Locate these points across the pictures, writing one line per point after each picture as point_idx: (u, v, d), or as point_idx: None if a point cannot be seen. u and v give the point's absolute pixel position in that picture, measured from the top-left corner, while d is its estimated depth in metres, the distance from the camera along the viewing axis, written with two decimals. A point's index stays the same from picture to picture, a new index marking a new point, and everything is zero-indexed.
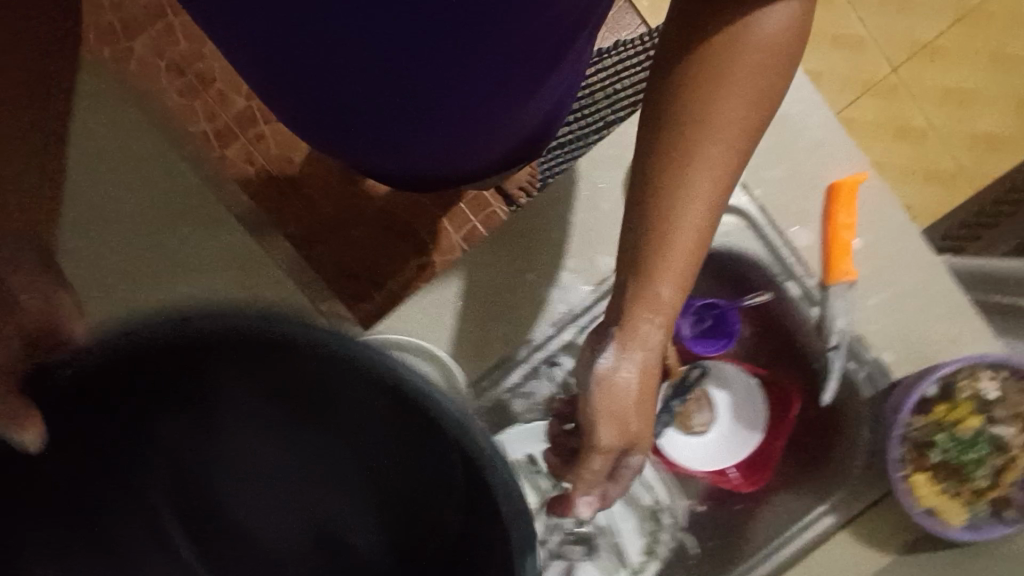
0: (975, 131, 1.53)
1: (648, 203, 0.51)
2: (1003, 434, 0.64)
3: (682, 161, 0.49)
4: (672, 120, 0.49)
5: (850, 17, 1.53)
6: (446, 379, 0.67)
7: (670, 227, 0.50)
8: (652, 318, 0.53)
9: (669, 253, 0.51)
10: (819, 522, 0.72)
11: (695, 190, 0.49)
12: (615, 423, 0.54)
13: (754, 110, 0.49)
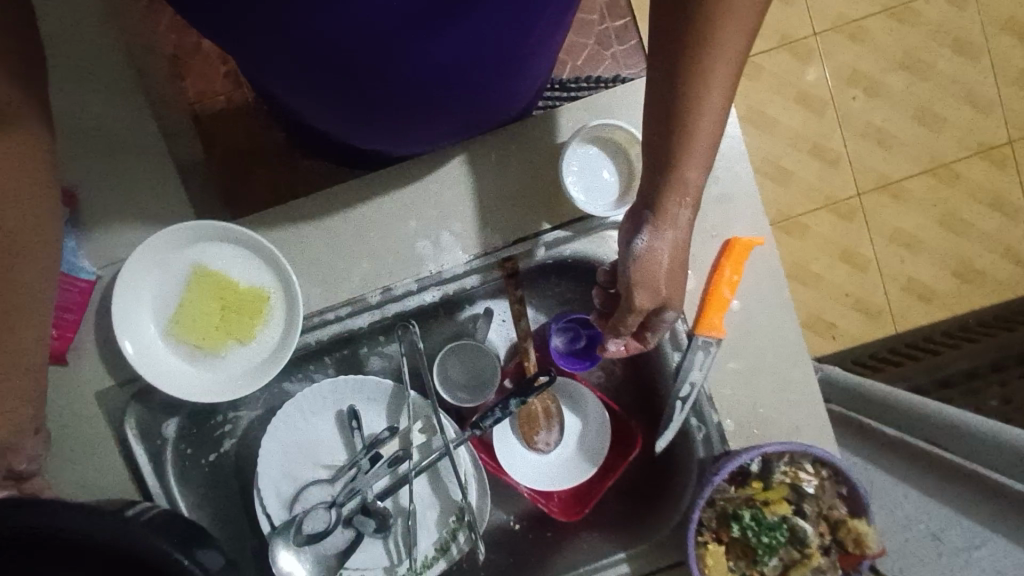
0: (913, 276, 1.58)
1: (676, 109, 0.53)
2: (804, 529, 0.63)
3: (697, 79, 0.51)
4: (681, 35, 0.50)
5: (833, 133, 1.58)
6: (283, 289, 0.62)
7: (697, 126, 0.53)
8: (681, 203, 0.57)
9: (701, 146, 0.54)
10: (614, 568, 0.70)
11: (716, 85, 0.51)
12: (651, 289, 0.59)
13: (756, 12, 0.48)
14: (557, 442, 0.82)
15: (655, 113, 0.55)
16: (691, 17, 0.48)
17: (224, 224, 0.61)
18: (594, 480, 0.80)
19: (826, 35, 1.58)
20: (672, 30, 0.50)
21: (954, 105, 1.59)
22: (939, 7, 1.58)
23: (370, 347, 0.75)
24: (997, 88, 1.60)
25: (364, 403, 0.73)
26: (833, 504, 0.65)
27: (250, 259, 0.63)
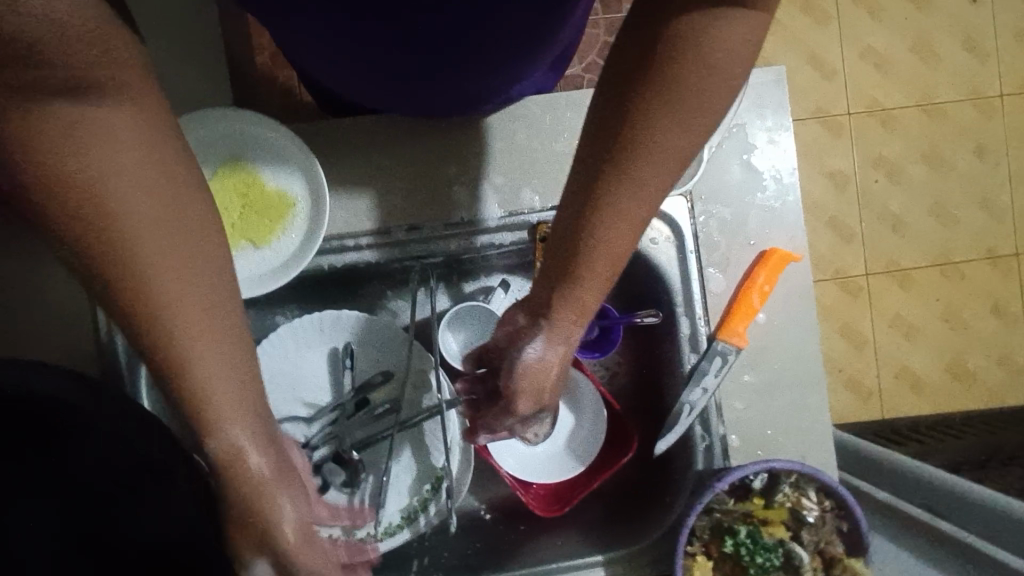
0: (907, 366, 1.36)
1: (586, 220, 0.46)
2: (800, 556, 0.60)
3: (608, 194, 0.44)
4: (605, 135, 0.43)
5: (917, 198, 1.37)
6: (311, 197, 0.60)
7: (601, 248, 0.46)
8: (575, 321, 0.51)
9: (605, 265, 0.47)
10: (591, 570, 0.66)
11: (629, 207, 0.45)
12: (534, 395, 0.53)
13: (695, 124, 0.42)
14: (546, 436, 0.78)
15: (564, 215, 0.48)
16: (620, 116, 0.42)
17: (270, 120, 0.60)
18: (577, 481, 0.76)
19: (860, 116, 1.37)
20: (601, 125, 0.44)
21: (968, 209, 1.38)
22: (970, 118, 1.38)
23: (374, 302, 0.73)
24: (1011, 203, 1.39)
25: (362, 346, 0.69)
26: (832, 539, 0.60)
27: (284, 160, 0.61)
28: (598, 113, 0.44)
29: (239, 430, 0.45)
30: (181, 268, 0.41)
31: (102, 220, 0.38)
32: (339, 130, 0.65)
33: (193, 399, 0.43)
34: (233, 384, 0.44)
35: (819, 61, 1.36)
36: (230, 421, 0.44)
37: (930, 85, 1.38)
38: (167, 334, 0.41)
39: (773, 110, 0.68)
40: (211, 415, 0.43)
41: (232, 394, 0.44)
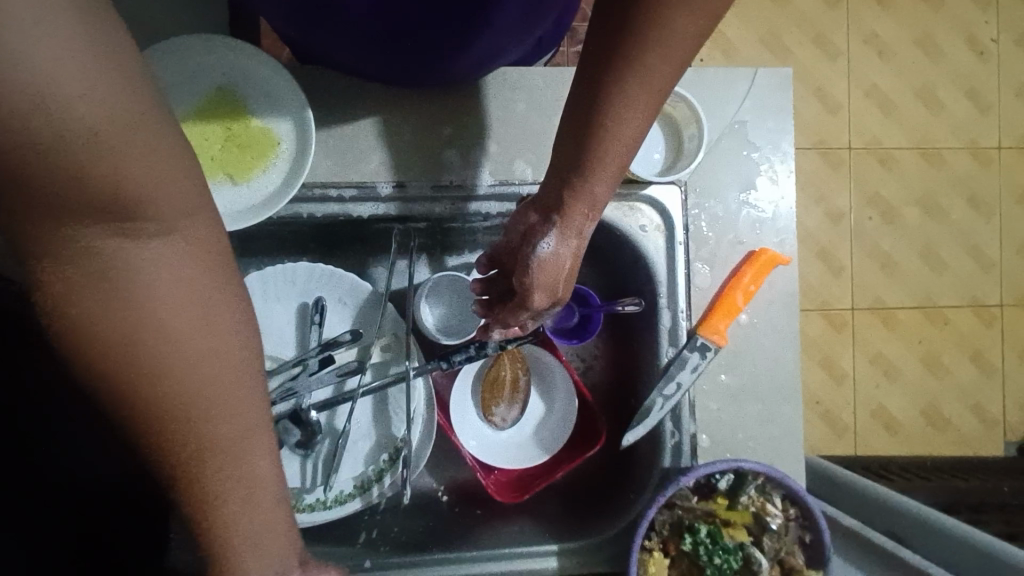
0: (883, 406, 1.35)
1: (603, 113, 0.47)
2: (760, 562, 0.57)
3: (621, 88, 0.45)
4: (617, 33, 0.44)
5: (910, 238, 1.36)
6: (298, 135, 0.59)
7: (615, 138, 0.48)
8: (589, 213, 0.52)
9: (615, 158, 0.49)
10: (542, 560, 0.63)
11: (639, 99, 0.46)
12: (548, 290, 0.54)
13: (701, 19, 0.42)
14: (513, 422, 0.76)
15: (578, 111, 0.48)
16: (628, 18, 0.43)
17: (262, 55, 0.59)
18: (540, 470, 0.73)
19: (859, 152, 1.36)
20: (609, 27, 0.44)
21: (957, 255, 1.37)
22: (966, 165, 1.38)
23: (352, 264, 0.71)
24: (999, 252, 1.38)
25: (334, 304, 0.67)
26: (792, 550, 0.59)
27: (273, 99, 0.59)
28: (611, 7, 0.43)
29: (243, 507, 0.39)
30: (176, 346, 0.35)
31: (110, 319, 0.34)
32: (331, 80, 0.63)
33: (210, 496, 0.38)
34: (242, 458, 0.39)
35: (825, 94, 1.35)
36: (231, 492, 0.39)
37: (931, 129, 1.37)
38: (188, 443, 0.36)
39: (776, 112, 0.67)
40: (212, 501, 0.38)
41: (236, 469, 0.38)
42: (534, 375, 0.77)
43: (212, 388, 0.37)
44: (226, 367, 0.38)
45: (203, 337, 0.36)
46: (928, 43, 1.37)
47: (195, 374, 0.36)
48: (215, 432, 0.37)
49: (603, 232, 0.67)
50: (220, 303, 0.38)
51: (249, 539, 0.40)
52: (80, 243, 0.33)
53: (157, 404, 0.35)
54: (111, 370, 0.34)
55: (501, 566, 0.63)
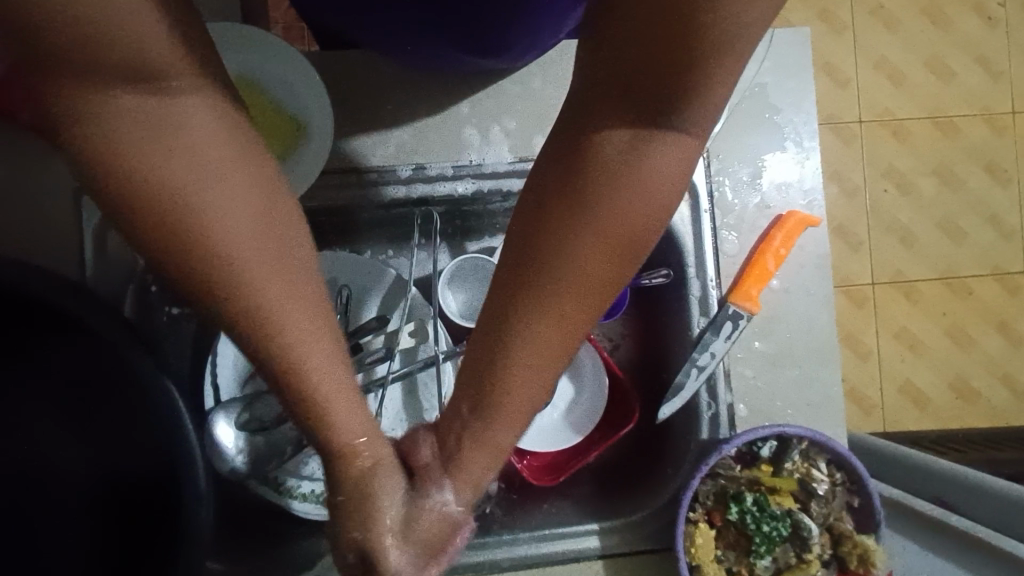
0: (910, 381, 1.32)
1: (501, 347, 0.39)
2: (808, 527, 0.56)
3: (535, 331, 0.38)
4: (533, 273, 0.38)
5: (928, 209, 1.34)
6: (317, 120, 0.58)
7: (510, 385, 0.39)
8: (482, 462, 0.42)
9: (516, 411, 0.40)
10: (584, 539, 0.62)
11: (551, 351, 0.39)
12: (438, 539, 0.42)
13: (617, 258, 0.37)
14: (543, 405, 0.75)
15: (469, 351, 0.41)
16: (538, 263, 0.37)
17: (279, 43, 0.59)
18: (574, 451, 0.73)
19: (871, 125, 1.34)
20: (520, 266, 0.38)
21: (978, 224, 1.34)
22: (980, 133, 1.35)
23: (374, 254, 0.70)
24: (1021, 220, 1.35)
25: (359, 292, 0.66)
26: (841, 515, 0.57)
27: (291, 84, 0.59)
28: (514, 238, 0.39)
29: (329, 375, 0.38)
30: (223, 215, 0.32)
31: (167, 196, 0.31)
32: (346, 67, 0.63)
33: (297, 359, 0.36)
34: (313, 340, 0.36)
35: (833, 69, 1.34)
36: (315, 367, 0.37)
37: (942, 99, 1.35)
38: (254, 313, 0.34)
39: (796, 74, 0.66)
40: (302, 365, 0.36)
41: (309, 350, 0.36)
42: None
43: (266, 260, 0.34)
44: (273, 239, 0.34)
45: (244, 207, 0.33)
46: (934, 13, 1.36)
47: (244, 248, 0.33)
48: (280, 311, 0.35)
49: None
50: (258, 172, 0.33)
51: (343, 402, 0.39)
52: (118, 116, 0.29)
53: (221, 269, 0.33)
54: (169, 240, 0.32)
55: (542, 547, 0.62)
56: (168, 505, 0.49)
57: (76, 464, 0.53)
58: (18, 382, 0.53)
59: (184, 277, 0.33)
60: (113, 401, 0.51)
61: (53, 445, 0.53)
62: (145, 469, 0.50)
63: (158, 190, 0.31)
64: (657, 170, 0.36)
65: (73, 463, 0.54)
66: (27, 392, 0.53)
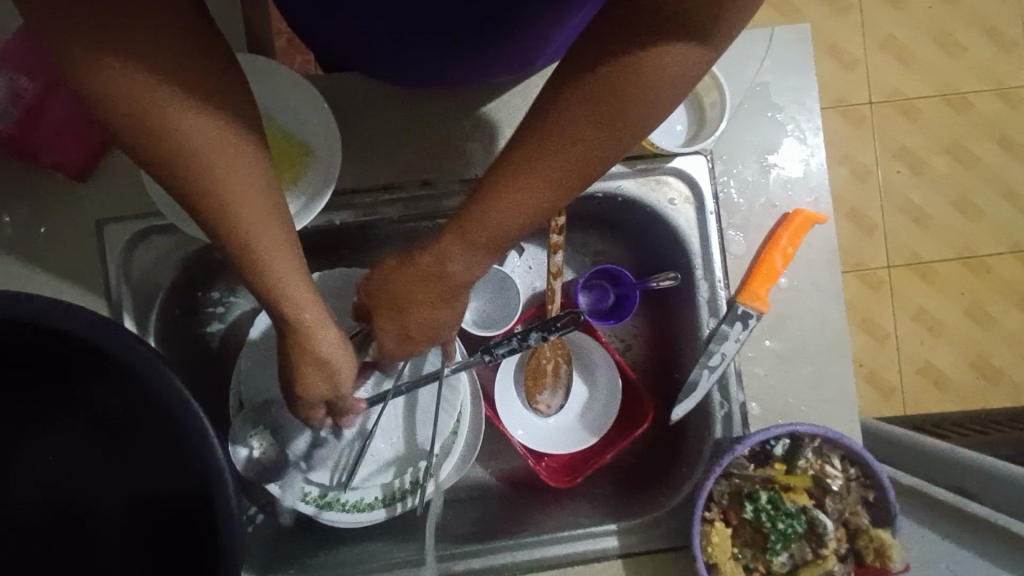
0: (931, 364, 1.28)
1: (494, 201, 0.45)
2: (824, 524, 0.57)
3: (523, 186, 0.44)
4: (538, 138, 0.43)
5: (944, 187, 1.31)
6: (323, 144, 0.60)
7: (478, 228, 0.46)
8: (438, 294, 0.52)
9: (485, 240, 0.47)
10: (603, 539, 0.63)
11: (539, 203, 0.45)
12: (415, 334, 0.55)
13: (612, 131, 0.42)
14: (558, 407, 0.76)
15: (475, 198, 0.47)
16: (545, 128, 0.42)
17: (282, 71, 0.60)
18: (590, 453, 0.73)
19: (880, 106, 1.32)
20: (535, 126, 0.43)
21: (994, 201, 1.31)
22: (993, 107, 1.32)
23: None
24: None
25: None
26: (857, 510, 0.58)
27: (299, 112, 0.61)
28: (539, 111, 0.43)
29: (286, 264, 0.46)
30: (206, 136, 0.39)
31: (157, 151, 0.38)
32: (351, 91, 0.64)
33: (262, 255, 0.44)
34: (276, 238, 0.45)
35: (839, 52, 1.32)
36: (272, 258, 0.45)
37: (953, 75, 1.32)
38: (230, 216, 0.42)
39: (797, 71, 0.66)
40: (275, 259, 0.45)
41: (271, 244, 0.44)
42: (574, 359, 0.76)
43: (236, 193, 0.41)
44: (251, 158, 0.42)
45: (224, 131, 0.40)
46: None
47: (225, 166, 0.40)
48: (251, 215, 0.42)
49: (630, 209, 0.67)
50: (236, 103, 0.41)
51: (297, 287, 0.47)
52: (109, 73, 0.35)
53: (213, 190, 0.40)
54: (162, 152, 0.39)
55: (563, 548, 0.63)
56: (197, 524, 0.51)
57: (113, 484, 0.56)
58: (56, 415, 0.55)
59: (173, 182, 0.40)
60: (140, 425, 0.53)
61: (92, 468, 0.56)
62: (175, 489, 0.53)
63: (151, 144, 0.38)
64: (634, 86, 0.40)
65: (107, 485, 0.56)
66: (59, 421, 0.56)
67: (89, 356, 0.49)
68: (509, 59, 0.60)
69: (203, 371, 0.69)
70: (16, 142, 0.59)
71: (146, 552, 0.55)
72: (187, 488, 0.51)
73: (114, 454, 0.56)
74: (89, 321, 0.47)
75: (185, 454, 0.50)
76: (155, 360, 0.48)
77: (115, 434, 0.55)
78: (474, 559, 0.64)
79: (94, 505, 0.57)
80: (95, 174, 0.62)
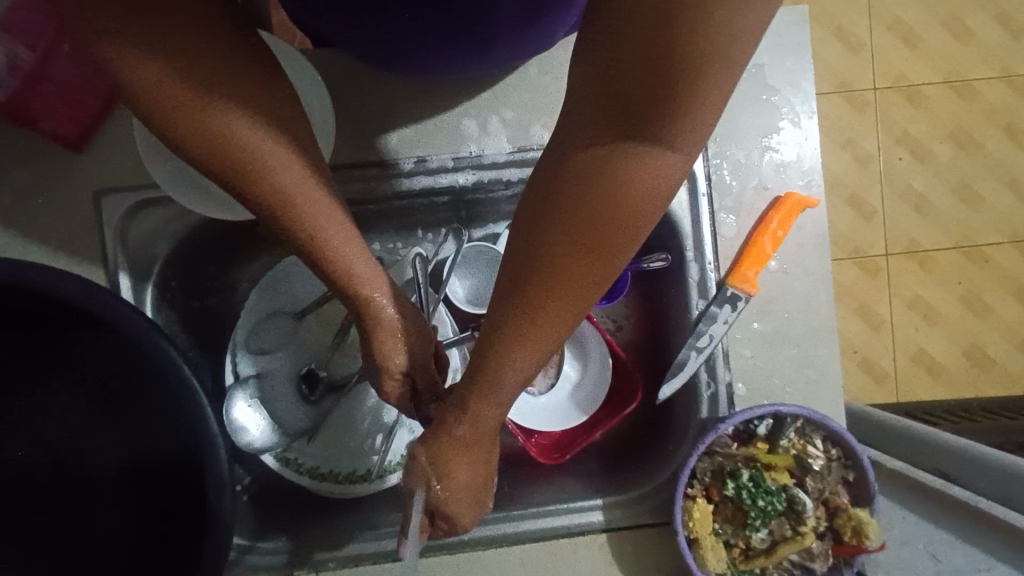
0: (924, 350, 1.29)
1: (495, 352, 0.42)
2: (803, 502, 0.59)
3: (517, 334, 0.41)
4: (523, 283, 0.40)
5: (945, 175, 1.30)
6: (319, 120, 0.60)
7: (504, 367, 0.43)
8: (457, 419, 0.47)
9: (498, 389, 0.44)
10: (588, 514, 0.65)
11: (532, 346, 0.42)
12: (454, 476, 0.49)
13: (591, 266, 0.38)
14: (550, 385, 0.77)
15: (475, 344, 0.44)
16: (526, 276, 0.39)
17: (279, 45, 0.61)
18: (579, 430, 0.75)
19: (886, 91, 1.30)
20: (513, 275, 0.40)
21: (996, 190, 1.30)
22: (999, 95, 1.31)
23: (382, 246, 0.73)
24: None
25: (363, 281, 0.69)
26: (836, 490, 0.60)
27: (294, 85, 0.61)
28: (514, 252, 0.40)
29: (353, 249, 0.45)
30: (262, 128, 0.40)
31: (214, 138, 0.39)
32: (348, 67, 0.64)
33: (320, 236, 0.44)
34: (339, 219, 0.44)
35: (846, 35, 1.30)
36: (340, 245, 0.45)
37: (961, 61, 1.31)
38: (299, 201, 0.42)
39: (793, 54, 0.66)
40: (334, 241, 0.44)
41: (336, 229, 0.44)
42: (568, 339, 0.77)
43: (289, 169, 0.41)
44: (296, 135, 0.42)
45: (276, 125, 0.40)
46: None
47: (278, 145, 0.40)
48: (319, 204, 0.43)
49: None
50: (282, 94, 0.42)
51: (368, 268, 0.47)
52: (155, 60, 0.36)
53: (265, 172, 0.40)
54: (212, 146, 0.39)
55: (550, 522, 0.65)
56: (195, 484, 0.53)
57: (110, 446, 0.58)
58: (55, 378, 0.57)
59: (235, 186, 0.41)
60: (139, 389, 0.55)
61: (90, 430, 0.58)
62: (174, 451, 0.55)
63: (206, 132, 0.38)
64: (636, 190, 0.36)
65: (105, 448, 0.58)
66: (56, 384, 0.57)
67: (88, 321, 0.51)
68: (508, 45, 0.59)
69: (199, 342, 0.70)
70: (13, 107, 0.59)
71: (143, 512, 0.57)
72: (184, 452, 0.54)
73: (113, 417, 0.57)
74: (88, 287, 0.49)
75: (180, 417, 0.52)
76: (151, 331, 0.49)
77: (115, 399, 0.57)
78: (460, 531, 0.64)
79: (90, 466, 0.58)
80: (92, 142, 0.62)
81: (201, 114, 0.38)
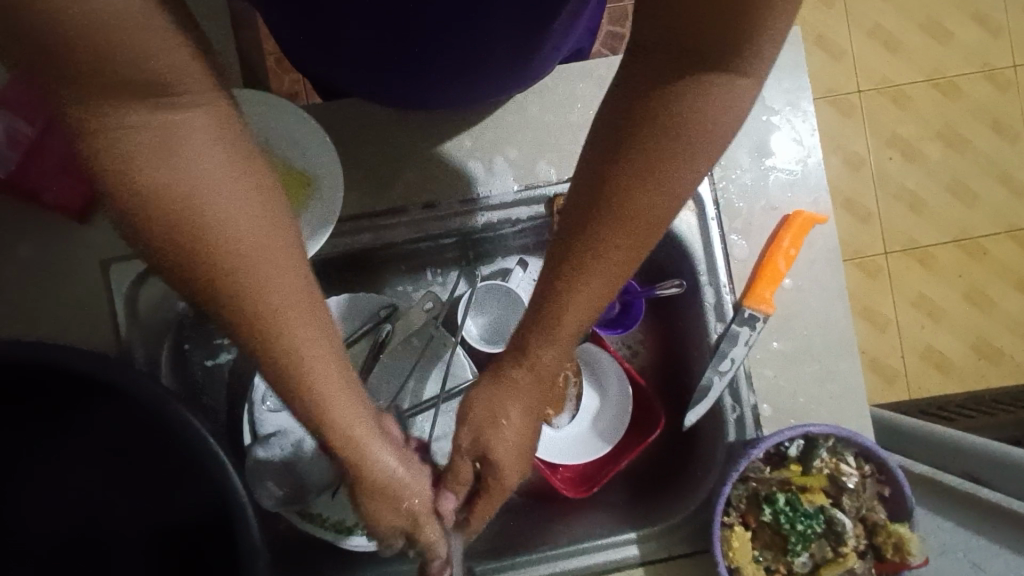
0: (932, 347, 1.29)
1: (567, 280, 0.43)
2: (842, 522, 0.58)
3: (588, 260, 0.43)
4: (597, 210, 0.41)
5: (936, 173, 1.31)
6: (326, 173, 0.61)
7: (576, 302, 0.44)
8: (531, 371, 0.49)
9: (568, 327, 0.45)
10: (622, 548, 0.64)
11: (599, 273, 0.43)
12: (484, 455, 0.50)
13: (659, 190, 0.40)
14: (571, 417, 0.76)
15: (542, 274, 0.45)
16: (599, 202, 0.41)
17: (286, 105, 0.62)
18: (604, 461, 0.73)
19: (870, 95, 1.32)
20: (585, 203, 0.42)
21: (987, 183, 1.32)
22: (981, 91, 1.33)
23: (393, 291, 0.73)
24: None
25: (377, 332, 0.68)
26: (873, 505, 0.59)
27: (301, 143, 0.61)
28: (584, 181, 0.42)
29: (308, 346, 0.41)
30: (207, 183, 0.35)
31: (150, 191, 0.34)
32: (351, 118, 0.65)
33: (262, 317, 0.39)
34: (297, 310, 0.40)
35: (827, 42, 1.33)
36: (288, 319, 0.39)
37: (940, 61, 1.33)
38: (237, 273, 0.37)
39: (789, 75, 0.67)
40: (277, 321, 0.39)
41: (282, 303, 0.39)
42: (585, 368, 0.76)
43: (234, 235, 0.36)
44: (282, 255, 0.38)
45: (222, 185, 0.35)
46: None
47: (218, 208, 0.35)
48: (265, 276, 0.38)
49: None
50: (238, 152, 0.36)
51: (320, 362, 0.42)
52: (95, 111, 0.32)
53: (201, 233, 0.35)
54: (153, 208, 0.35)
55: (583, 560, 0.64)
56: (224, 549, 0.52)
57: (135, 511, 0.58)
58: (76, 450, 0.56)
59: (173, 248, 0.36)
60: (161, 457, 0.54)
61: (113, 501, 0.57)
62: (199, 516, 0.54)
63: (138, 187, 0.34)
64: (707, 110, 0.38)
65: (130, 512, 0.58)
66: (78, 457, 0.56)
67: (108, 392, 0.50)
68: None
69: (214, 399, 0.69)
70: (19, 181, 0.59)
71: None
72: (208, 517, 0.53)
73: (135, 481, 0.57)
74: (107, 361, 0.48)
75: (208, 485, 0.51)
76: (171, 400, 0.48)
77: (137, 466, 0.56)
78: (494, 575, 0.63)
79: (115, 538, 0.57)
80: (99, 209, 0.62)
81: (134, 169, 0.34)
